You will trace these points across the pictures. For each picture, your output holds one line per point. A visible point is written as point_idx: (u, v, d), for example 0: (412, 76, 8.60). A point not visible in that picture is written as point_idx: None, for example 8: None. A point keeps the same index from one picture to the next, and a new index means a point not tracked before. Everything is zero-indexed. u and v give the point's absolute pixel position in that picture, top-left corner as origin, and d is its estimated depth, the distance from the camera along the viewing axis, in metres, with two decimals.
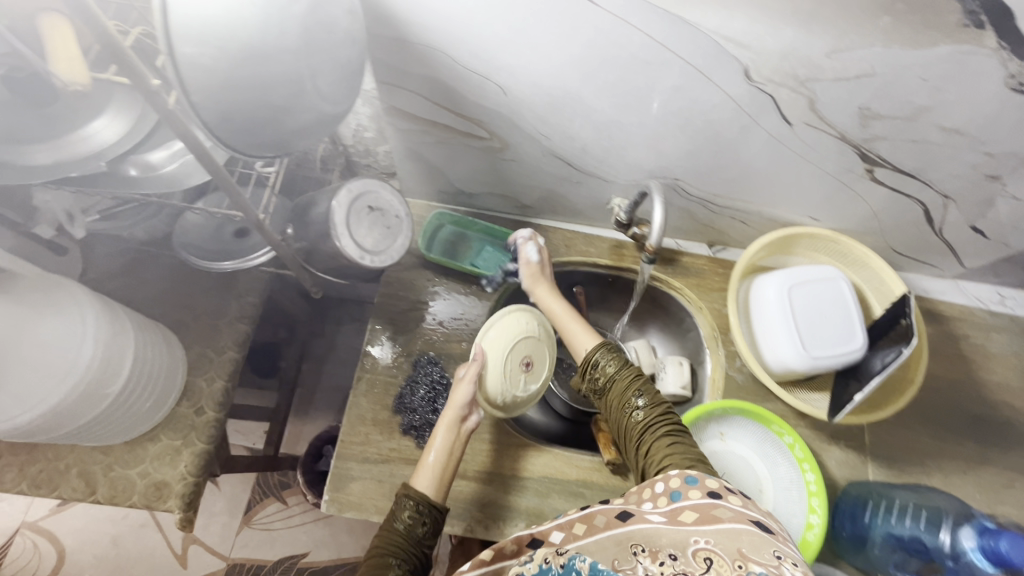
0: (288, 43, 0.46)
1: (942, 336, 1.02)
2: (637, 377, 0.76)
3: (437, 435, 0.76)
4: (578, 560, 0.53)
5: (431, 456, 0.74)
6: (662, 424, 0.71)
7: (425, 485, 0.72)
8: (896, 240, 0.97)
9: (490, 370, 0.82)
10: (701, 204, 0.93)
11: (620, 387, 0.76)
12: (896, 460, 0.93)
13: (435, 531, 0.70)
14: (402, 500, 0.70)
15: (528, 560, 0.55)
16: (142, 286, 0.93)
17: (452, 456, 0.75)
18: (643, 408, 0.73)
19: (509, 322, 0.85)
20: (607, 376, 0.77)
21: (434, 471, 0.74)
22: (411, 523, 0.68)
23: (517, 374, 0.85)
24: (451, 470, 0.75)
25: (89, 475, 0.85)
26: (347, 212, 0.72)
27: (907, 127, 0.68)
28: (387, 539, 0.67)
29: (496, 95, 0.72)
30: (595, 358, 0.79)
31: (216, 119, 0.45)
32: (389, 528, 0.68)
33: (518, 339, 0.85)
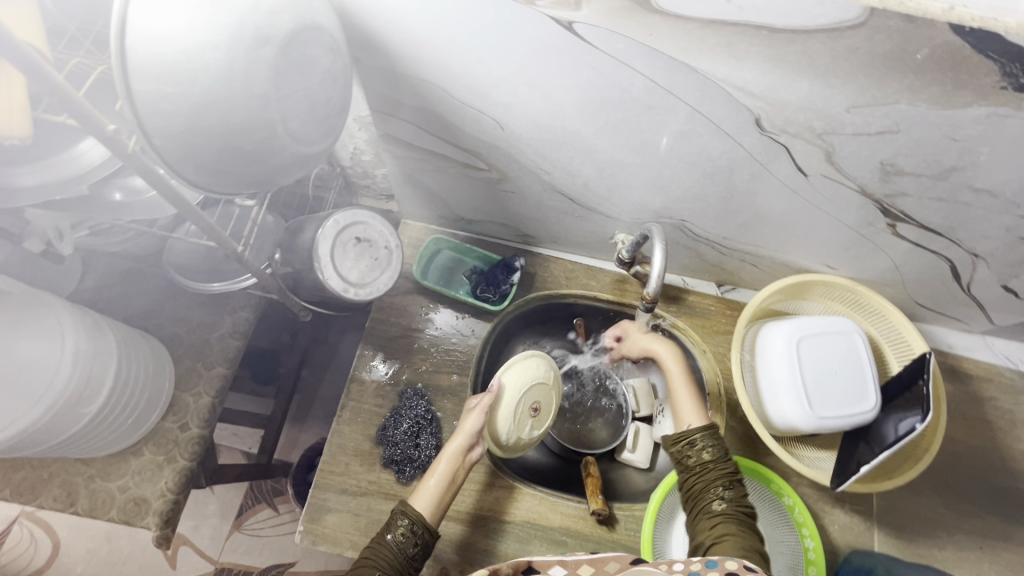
0: (259, 89, 0.43)
1: (966, 396, 0.96)
2: (732, 472, 0.71)
3: (441, 462, 0.74)
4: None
5: (434, 480, 0.73)
6: (739, 523, 0.66)
7: (423, 507, 0.71)
8: (919, 294, 0.91)
9: (503, 409, 0.78)
10: (709, 244, 0.88)
11: (707, 473, 0.71)
12: (904, 529, 0.87)
13: (424, 553, 0.69)
14: (397, 515, 0.69)
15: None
16: (135, 296, 0.92)
17: (453, 486, 0.74)
18: (726, 501, 0.68)
19: (531, 365, 0.81)
20: (701, 459, 0.72)
21: (433, 497, 0.72)
22: (403, 539, 0.68)
23: (526, 418, 0.80)
24: (450, 496, 0.73)
25: (69, 486, 0.85)
26: (332, 244, 0.69)
27: (934, 185, 0.63)
28: (377, 553, 0.66)
29: (493, 130, 0.69)
30: (696, 437, 0.73)
31: (178, 160, 0.43)
32: (379, 541, 0.68)
33: (535, 381, 0.81)
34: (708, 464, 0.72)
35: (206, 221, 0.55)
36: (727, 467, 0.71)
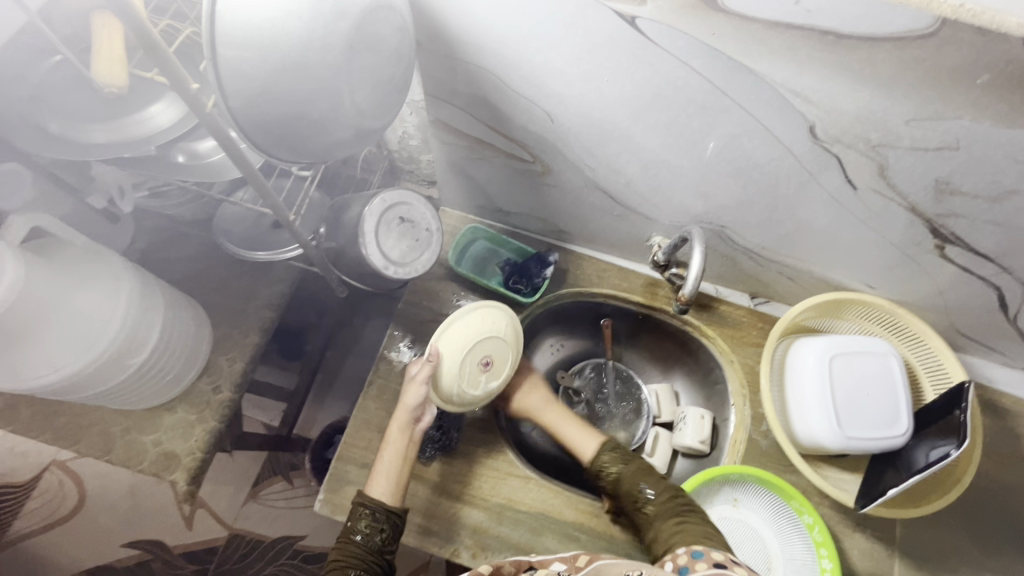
0: (332, 59, 0.45)
1: (1002, 432, 0.93)
2: (648, 468, 0.80)
3: (390, 436, 0.78)
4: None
5: (386, 462, 0.76)
6: (671, 505, 0.74)
7: (381, 491, 0.74)
8: (962, 322, 0.88)
9: (445, 371, 0.76)
10: (746, 254, 0.87)
11: (627, 475, 0.80)
12: (926, 561, 0.84)
13: (394, 536, 0.73)
14: (358, 510, 0.73)
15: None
16: (182, 260, 0.96)
17: (404, 460, 0.77)
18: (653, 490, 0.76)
19: (473, 320, 0.78)
20: (614, 471, 0.81)
21: (388, 476, 0.75)
22: (369, 532, 0.71)
23: (473, 375, 0.78)
24: (406, 471, 0.77)
25: (107, 435, 0.88)
26: (377, 222, 0.71)
27: (989, 208, 0.61)
28: (347, 551, 0.70)
29: (542, 121, 0.70)
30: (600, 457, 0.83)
31: (251, 124, 0.45)
32: (347, 540, 0.71)
33: (479, 337, 0.78)
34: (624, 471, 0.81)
35: (264, 187, 0.58)
36: (642, 465, 0.81)
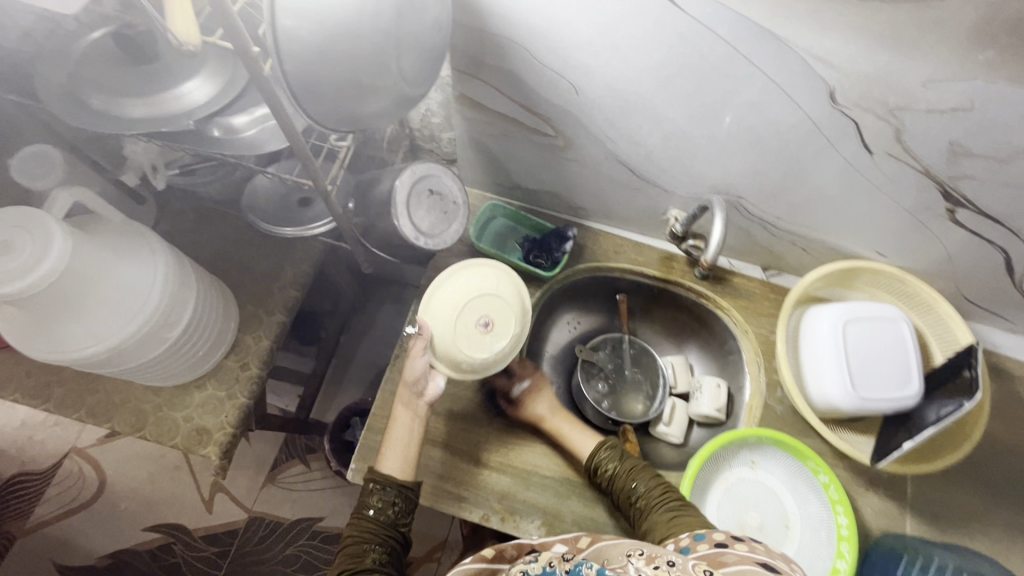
0: (383, 25, 0.47)
1: (1008, 396, 0.96)
2: (637, 464, 0.80)
3: (396, 415, 0.79)
4: (585, 567, 0.49)
5: (391, 439, 0.78)
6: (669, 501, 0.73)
7: (391, 466, 0.75)
8: (968, 288, 0.91)
9: (437, 338, 0.80)
10: (761, 225, 0.90)
11: (625, 475, 0.79)
12: (938, 518, 0.88)
13: (408, 509, 0.74)
14: (369, 486, 0.73)
15: (533, 561, 0.55)
16: (208, 241, 0.98)
17: (410, 437, 0.78)
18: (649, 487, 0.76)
19: (457, 282, 0.82)
20: (609, 471, 0.81)
21: (398, 453, 0.76)
22: (381, 507, 0.72)
23: (471, 335, 0.80)
24: (413, 449, 0.77)
25: (139, 412, 0.90)
26: (407, 193, 0.74)
27: (1000, 170, 0.64)
28: (362, 527, 0.71)
29: (567, 94, 0.72)
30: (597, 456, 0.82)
31: (305, 89, 0.47)
32: (360, 516, 0.71)
33: (470, 297, 0.81)
34: (619, 469, 0.80)
35: (307, 153, 0.60)
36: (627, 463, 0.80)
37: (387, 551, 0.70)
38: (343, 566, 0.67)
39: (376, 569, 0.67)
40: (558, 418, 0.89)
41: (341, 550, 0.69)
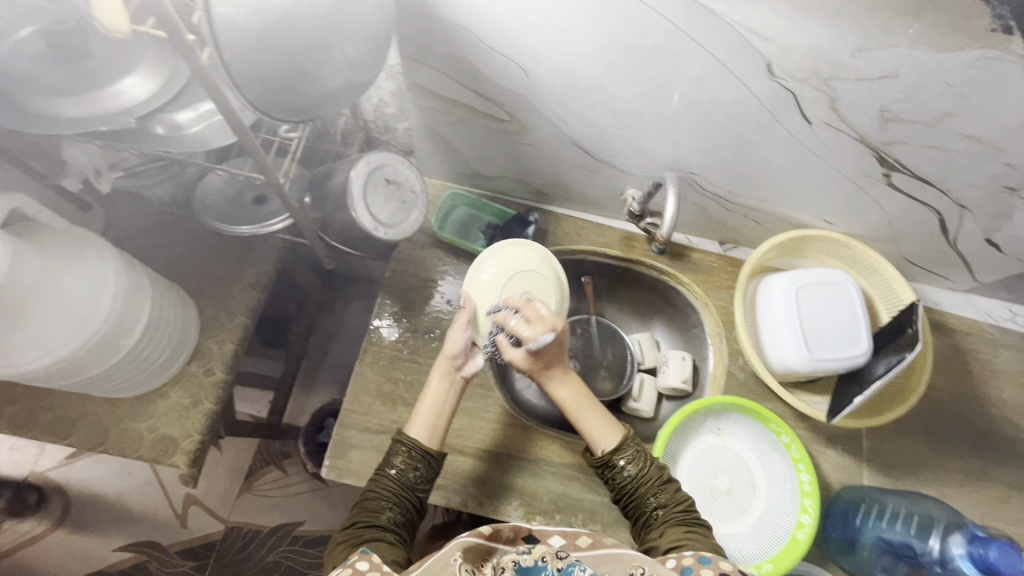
0: (322, 9, 0.47)
1: (950, 349, 1.02)
2: (657, 472, 0.74)
3: (432, 383, 0.79)
4: (577, 569, 0.53)
5: (424, 406, 0.78)
6: (678, 517, 0.70)
7: (418, 431, 0.76)
8: (909, 249, 0.97)
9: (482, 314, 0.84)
10: (715, 200, 0.93)
11: (638, 485, 0.74)
12: (892, 468, 0.93)
13: (428, 477, 0.75)
14: (396, 446, 0.75)
15: (525, 552, 0.56)
16: (160, 245, 0.95)
17: (443, 406, 0.78)
18: (660, 503, 0.72)
19: (500, 259, 0.87)
20: (623, 479, 0.74)
21: (425, 420, 0.77)
22: (404, 469, 0.73)
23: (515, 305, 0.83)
24: (441, 429, 0.77)
25: (99, 426, 0.87)
26: (364, 183, 0.73)
27: (927, 132, 0.68)
28: (382, 485, 0.72)
29: (518, 77, 0.72)
30: (611, 459, 0.75)
31: (244, 78, 0.47)
32: (383, 474, 0.73)
33: (509, 273, 0.85)
34: (632, 478, 0.74)
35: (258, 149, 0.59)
36: (647, 471, 0.74)
37: (402, 512, 0.71)
38: (359, 517, 0.68)
39: (390, 526, 0.68)
40: (551, 373, 0.78)
41: (359, 503, 0.71)
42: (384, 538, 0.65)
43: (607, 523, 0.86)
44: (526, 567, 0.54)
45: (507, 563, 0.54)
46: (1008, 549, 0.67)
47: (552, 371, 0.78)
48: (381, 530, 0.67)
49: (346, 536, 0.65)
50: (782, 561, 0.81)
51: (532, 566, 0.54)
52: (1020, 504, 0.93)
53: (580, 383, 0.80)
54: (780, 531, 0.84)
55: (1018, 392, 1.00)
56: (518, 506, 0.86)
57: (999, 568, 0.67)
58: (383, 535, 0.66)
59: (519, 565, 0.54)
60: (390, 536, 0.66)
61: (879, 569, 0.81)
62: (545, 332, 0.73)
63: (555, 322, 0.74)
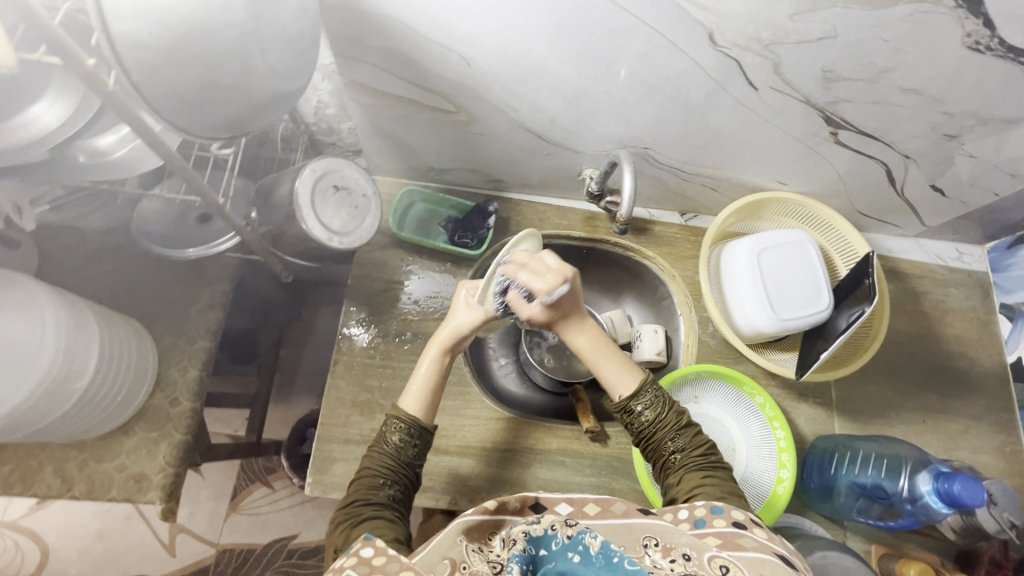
0: (237, 18, 0.43)
1: (905, 293, 1.06)
2: (676, 419, 0.74)
3: (429, 355, 0.78)
4: (588, 536, 0.51)
5: (419, 381, 0.77)
6: (697, 464, 0.70)
7: (414, 408, 0.75)
8: (860, 202, 0.99)
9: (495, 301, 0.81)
10: (672, 172, 0.93)
11: (657, 432, 0.74)
12: (860, 413, 0.97)
13: (424, 452, 0.74)
14: (391, 423, 0.73)
15: (535, 522, 0.54)
16: (102, 275, 0.89)
17: (438, 381, 0.77)
18: (680, 450, 0.72)
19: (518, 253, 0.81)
20: (641, 424, 0.74)
21: (421, 397, 0.76)
22: (400, 445, 0.72)
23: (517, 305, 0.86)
24: (438, 390, 0.77)
25: (64, 472, 0.83)
26: (310, 194, 0.70)
27: (869, 89, 0.70)
28: (378, 462, 0.71)
29: (459, 67, 0.70)
30: (632, 405, 0.74)
31: (156, 96, 0.43)
32: (378, 449, 0.72)
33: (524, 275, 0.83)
34: (653, 425, 0.74)
35: (190, 172, 0.57)
36: (665, 418, 0.74)
37: (401, 487, 0.70)
38: (358, 496, 0.67)
39: (390, 502, 0.68)
40: (568, 322, 0.79)
41: (356, 481, 0.70)
42: (383, 516, 0.64)
43: None
44: (537, 536, 0.51)
45: (517, 534, 0.52)
46: (970, 480, 0.69)
47: (569, 323, 0.79)
48: (381, 508, 0.66)
49: (345, 517, 0.65)
50: (764, 516, 0.85)
51: (543, 535, 0.51)
52: (978, 433, 0.99)
53: (596, 331, 0.80)
54: (760, 488, 0.87)
55: (969, 327, 1.05)
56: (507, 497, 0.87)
57: (962, 499, 0.69)
58: (382, 513, 0.65)
59: (529, 535, 0.52)
60: (390, 513, 0.66)
61: (855, 511, 0.86)
62: (558, 286, 0.74)
63: (564, 273, 0.75)
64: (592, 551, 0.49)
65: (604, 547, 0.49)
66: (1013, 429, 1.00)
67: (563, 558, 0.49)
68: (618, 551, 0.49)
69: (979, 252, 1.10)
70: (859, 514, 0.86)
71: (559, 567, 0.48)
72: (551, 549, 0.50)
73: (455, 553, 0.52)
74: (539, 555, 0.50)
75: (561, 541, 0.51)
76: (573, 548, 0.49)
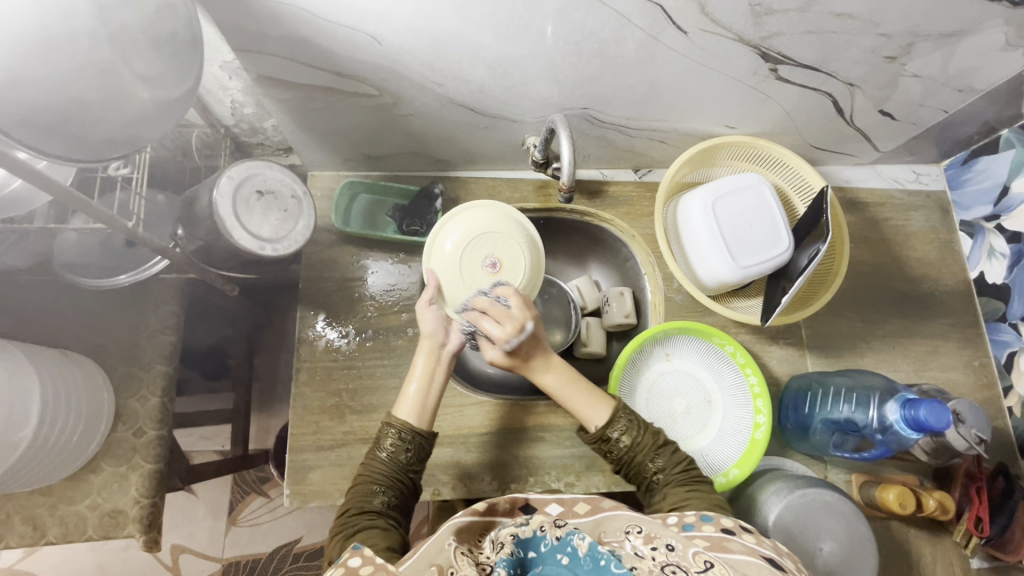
0: (83, 25, 0.41)
1: (867, 222, 1.05)
2: (653, 441, 0.73)
3: (419, 364, 0.76)
4: (576, 536, 0.50)
5: (412, 386, 0.75)
6: (683, 479, 0.70)
7: (407, 413, 0.74)
8: (812, 136, 0.97)
9: (446, 282, 0.79)
10: (616, 129, 0.90)
11: (637, 455, 0.72)
12: (831, 348, 0.98)
13: (420, 457, 0.73)
14: (385, 430, 0.72)
15: (523, 523, 0.53)
16: (35, 313, 0.84)
17: (433, 386, 0.76)
18: (663, 468, 0.71)
19: (463, 224, 0.80)
20: (622, 449, 0.73)
21: (415, 401, 0.74)
22: (395, 450, 0.71)
23: (479, 279, 0.79)
24: (432, 398, 0.75)
25: (35, 519, 0.80)
26: (232, 202, 0.68)
27: (801, 19, 0.67)
28: (373, 468, 0.70)
29: (371, 47, 0.65)
30: (608, 433, 0.73)
31: (11, 123, 0.42)
32: (373, 457, 0.72)
33: (473, 238, 0.79)
34: (633, 450, 0.73)
35: (84, 200, 0.55)
36: (645, 440, 0.73)
37: (395, 493, 0.69)
38: (353, 503, 0.67)
39: (384, 510, 0.67)
40: (533, 364, 0.77)
41: (352, 489, 0.69)
42: (377, 525, 0.63)
43: (580, 472, 0.88)
44: (525, 539, 0.51)
45: (505, 537, 0.52)
46: (935, 404, 0.71)
47: (532, 364, 0.77)
48: (376, 516, 0.65)
49: (340, 526, 0.64)
50: (744, 463, 0.85)
51: (531, 536, 0.51)
52: (947, 351, 1.00)
53: (564, 365, 0.77)
54: (740, 436, 0.88)
55: (931, 248, 1.05)
56: (491, 480, 0.87)
57: (929, 424, 0.71)
58: (377, 522, 0.64)
59: (517, 537, 0.52)
60: (384, 521, 0.65)
61: (831, 446, 0.87)
62: (514, 335, 0.73)
63: (520, 323, 0.73)
64: (580, 552, 0.48)
65: (592, 549, 0.48)
66: (981, 343, 1.01)
67: (552, 559, 0.49)
68: (606, 551, 0.48)
69: (935, 171, 1.10)
70: (835, 449, 0.87)
71: (547, 569, 0.48)
72: (539, 550, 0.50)
73: (443, 558, 0.50)
74: (527, 557, 0.50)
75: (550, 542, 0.50)
76: (562, 550, 0.49)
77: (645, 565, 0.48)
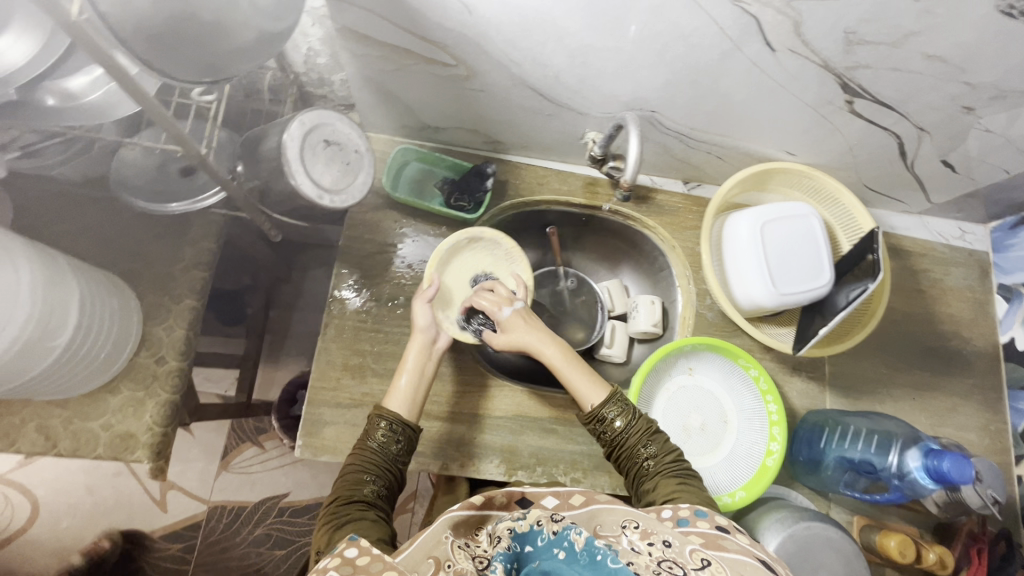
0: None
1: (905, 270, 1.05)
2: (648, 426, 0.73)
3: (409, 360, 0.78)
4: (572, 531, 0.50)
5: (403, 380, 0.76)
6: (674, 469, 0.70)
7: (398, 406, 0.75)
8: (868, 175, 0.97)
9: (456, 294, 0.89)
10: (677, 138, 0.89)
11: (630, 439, 0.72)
12: (852, 389, 0.98)
13: (409, 448, 0.74)
14: (375, 421, 0.73)
15: (520, 517, 0.54)
16: (77, 228, 0.84)
17: (422, 380, 0.77)
18: (654, 457, 0.71)
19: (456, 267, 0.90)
20: (615, 430, 0.73)
21: (404, 394, 0.75)
22: (385, 440, 0.72)
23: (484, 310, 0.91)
24: (422, 392, 0.77)
25: (48, 430, 0.80)
26: (300, 146, 0.68)
27: (891, 54, 0.67)
28: (364, 457, 0.70)
29: (460, 15, 0.65)
30: (602, 411, 0.73)
31: (126, 29, 0.42)
32: (362, 447, 0.71)
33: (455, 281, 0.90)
34: (625, 433, 0.73)
35: (166, 116, 0.55)
36: (641, 425, 0.73)
37: (384, 483, 0.69)
38: (342, 491, 0.66)
39: (373, 500, 0.67)
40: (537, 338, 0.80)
41: (340, 476, 0.69)
42: (366, 516, 0.63)
43: (587, 470, 0.88)
44: (523, 533, 0.52)
45: (502, 531, 0.52)
46: (959, 458, 0.71)
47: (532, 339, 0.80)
48: (365, 507, 0.65)
49: (330, 517, 0.62)
50: (751, 487, 0.85)
51: (527, 531, 0.52)
52: (965, 411, 1.00)
53: (562, 344, 0.80)
54: (749, 460, 0.88)
55: (966, 306, 1.05)
56: (499, 463, 0.87)
57: (950, 476, 0.71)
58: (367, 512, 0.64)
59: (515, 531, 0.52)
60: (372, 513, 0.65)
61: (841, 484, 0.87)
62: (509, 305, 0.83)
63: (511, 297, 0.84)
64: (577, 547, 0.48)
65: (589, 543, 0.48)
66: (1000, 409, 1.01)
67: (548, 554, 0.48)
68: (602, 546, 0.47)
69: (981, 231, 1.09)
70: (845, 487, 0.87)
71: (543, 564, 0.47)
72: (535, 546, 0.50)
73: (441, 550, 0.51)
74: (524, 551, 0.50)
75: (546, 537, 0.51)
76: (559, 544, 0.49)
77: (642, 560, 0.47)
